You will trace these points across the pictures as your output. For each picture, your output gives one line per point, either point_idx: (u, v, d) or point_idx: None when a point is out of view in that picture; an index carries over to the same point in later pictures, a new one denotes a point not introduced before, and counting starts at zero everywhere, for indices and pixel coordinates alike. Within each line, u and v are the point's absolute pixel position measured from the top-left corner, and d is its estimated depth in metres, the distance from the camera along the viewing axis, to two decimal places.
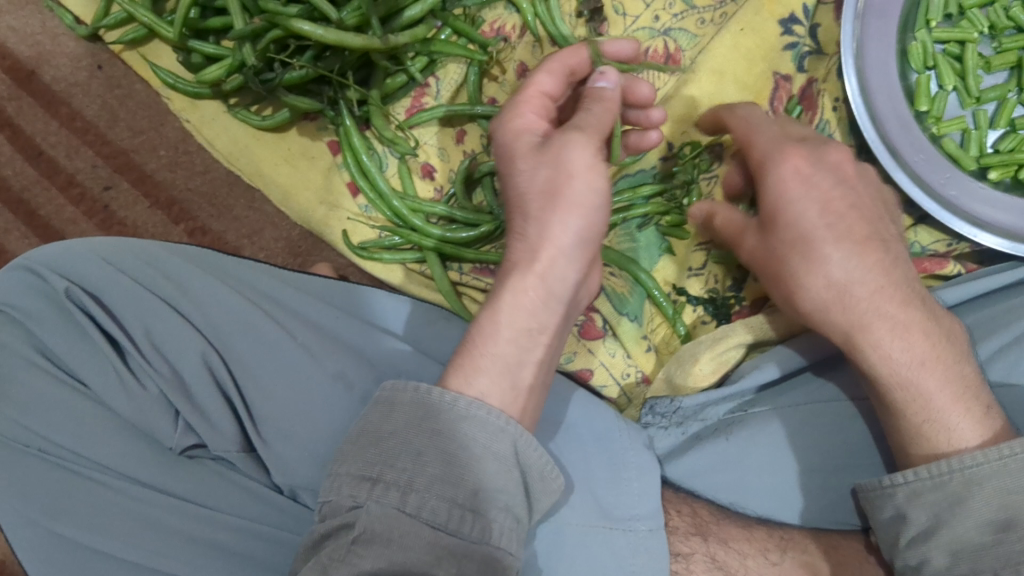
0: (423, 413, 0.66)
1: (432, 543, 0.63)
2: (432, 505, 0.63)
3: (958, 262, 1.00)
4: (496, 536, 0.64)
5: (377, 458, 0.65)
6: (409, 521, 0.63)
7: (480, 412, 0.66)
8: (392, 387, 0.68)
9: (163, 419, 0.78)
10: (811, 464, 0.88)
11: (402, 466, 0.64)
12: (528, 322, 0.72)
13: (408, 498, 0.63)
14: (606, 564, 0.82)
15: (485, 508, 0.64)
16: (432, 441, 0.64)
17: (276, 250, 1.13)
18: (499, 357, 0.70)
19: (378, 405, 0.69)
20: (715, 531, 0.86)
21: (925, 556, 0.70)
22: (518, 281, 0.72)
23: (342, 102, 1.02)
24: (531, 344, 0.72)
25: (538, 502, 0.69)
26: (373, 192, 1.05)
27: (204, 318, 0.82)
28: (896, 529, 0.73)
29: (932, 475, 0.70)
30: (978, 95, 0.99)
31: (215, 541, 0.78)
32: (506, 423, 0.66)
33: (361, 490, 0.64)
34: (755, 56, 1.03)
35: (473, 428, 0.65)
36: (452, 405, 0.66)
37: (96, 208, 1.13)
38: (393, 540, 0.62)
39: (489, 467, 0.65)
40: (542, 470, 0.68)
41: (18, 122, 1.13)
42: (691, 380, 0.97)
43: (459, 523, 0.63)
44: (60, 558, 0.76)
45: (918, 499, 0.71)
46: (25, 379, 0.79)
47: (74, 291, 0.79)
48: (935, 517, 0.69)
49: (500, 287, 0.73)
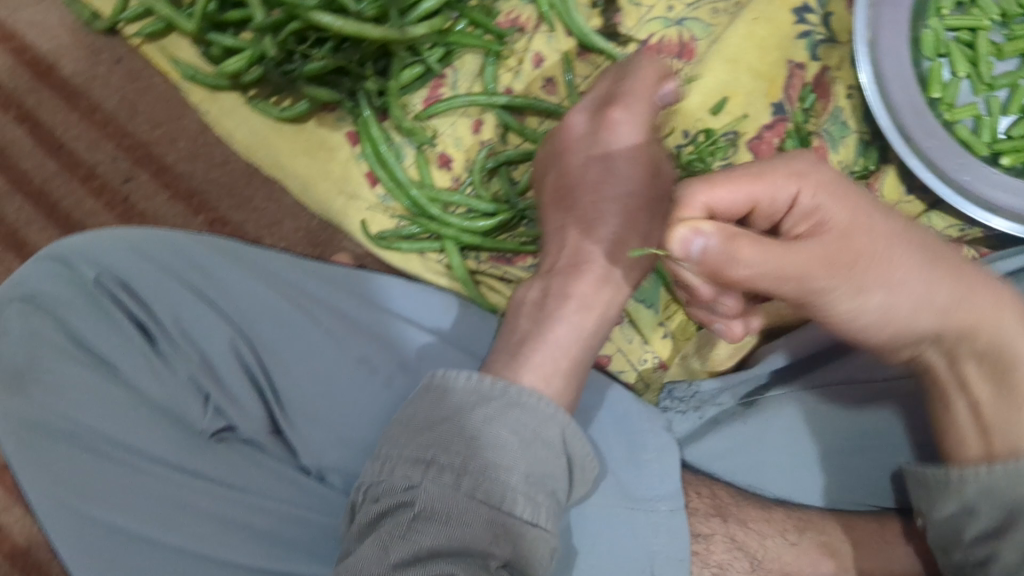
0: (477, 399, 0.67)
1: (489, 521, 0.63)
2: (485, 487, 0.64)
3: (972, 248, 1.02)
4: (542, 518, 0.65)
5: (428, 442, 0.66)
6: (466, 500, 0.63)
7: (531, 400, 0.68)
8: (443, 375, 0.69)
9: (192, 403, 0.80)
10: (829, 445, 0.89)
11: (455, 450, 0.65)
12: (586, 326, 0.77)
13: (462, 479, 0.64)
14: (627, 546, 0.83)
15: (534, 490, 0.65)
16: (483, 425, 0.66)
17: (296, 240, 1.14)
18: (563, 346, 0.76)
19: (427, 392, 0.70)
20: (735, 512, 0.87)
21: (999, 518, 0.68)
22: (577, 275, 0.78)
23: (361, 93, 1.04)
24: (592, 346, 0.78)
25: (576, 489, 0.71)
26: (391, 182, 1.06)
27: (229, 304, 0.83)
28: (954, 497, 0.72)
29: (994, 466, 0.66)
30: (990, 81, 1.01)
31: (245, 522, 0.79)
32: (555, 410, 0.68)
33: (415, 471, 0.65)
34: (768, 43, 1.04)
35: (527, 415, 0.67)
36: (505, 394, 0.68)
37: (116, 200, 1.14)
38: (452, 517, 0.63)
39: (538, 450, 0.66)
40: (583, 461, 0.70)
41: (40, 115, 1.15)
42: (709, 365, 1.00)
43: (513, 504, 0.64)
44: (94, 542, 0.76)
45: (999, 459, 0.68)
46: (56, 365, 0.79)
47: (105, 279, 0.82)
48: (1014, 479, 0.67)
49: (554, 274, 0.79)
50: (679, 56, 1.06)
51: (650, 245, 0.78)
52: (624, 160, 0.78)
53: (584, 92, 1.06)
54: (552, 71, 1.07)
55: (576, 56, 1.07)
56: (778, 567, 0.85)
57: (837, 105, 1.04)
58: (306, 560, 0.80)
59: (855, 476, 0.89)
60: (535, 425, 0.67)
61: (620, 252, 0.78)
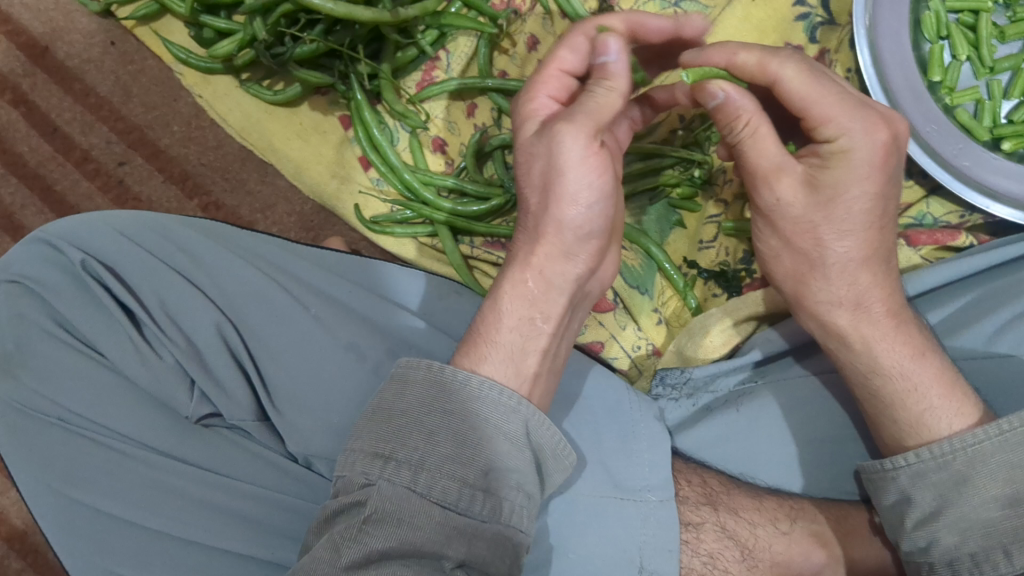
0: (437, 392, 0.67)
1: (442, 524, 0.62)
2: (442, 485, 0.63)
3: (972, 234, 1.00)
4: (506, 514, 0.65)
5: (389, 435, 0.65)
6: (420, 501, 0.63)
7: (492, 393, 0.67)
8: (405, 364, 0.69)
9: (178, 389, 0.79)
10: (824, 433, 0.88)
11: (413, 445, 0.64)
12: (512, 308, 0.73)
13: (419, 477, 0.63)
14: (618, 534, 0.82)
15: (496, 488, 0.64)
16: (445, 420, 0.65)
17: (289, 224, 1.14)
18: (502, 347, 0.72)
19: (391, 382, 0.69)
20: (726, 500, 0.86)
21: (933, 536, 0.70)
22: (512, 267, 0.75)
23: (353, 76, 1.02)
24: (522, 328, 0.73)
25: (550, 478, 0.70)
26: (385, 166, 1.05)
27: (217, 289, 0.83)
28: (899, 512, 0.73)
29: (934, 455, 0.70)
30: (991, 65, 0.99)
31: (233, 509, 0.79)
32: (517, 403, 0.68)
33: (373, 468, 0.64)
34: (766, 26, 1.03)
35: (485, 406, 0.67)
36: (464, 385, 0.67)
37: (111, 183, 1.14)
38: (403, 520, 0.62)
39: (501, 444, 0.66)
40: (555, 449, 0.69)
41: (33, 98, 1.14)
42: (702, 352, 0.97)
43: (469, 504, 0.64)
44: (80, 524, 0.77)
45: (922, 480, 0.71)
46: (43, 350, 0.80)
47: (90, 263, 0.80)
48: (940, 498, 0.70)
49: (505, 277, 0.75)
50: None
51: (600, 235, 0.74)
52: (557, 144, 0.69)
53: None
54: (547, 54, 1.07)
55: None
56: (769, 556, 0.84)
57: None
58: (293, 547, 0.80)
59: (846, 466, 0.88)
60: (496, 420, 0.66)
61: (573, 255, 0.74)
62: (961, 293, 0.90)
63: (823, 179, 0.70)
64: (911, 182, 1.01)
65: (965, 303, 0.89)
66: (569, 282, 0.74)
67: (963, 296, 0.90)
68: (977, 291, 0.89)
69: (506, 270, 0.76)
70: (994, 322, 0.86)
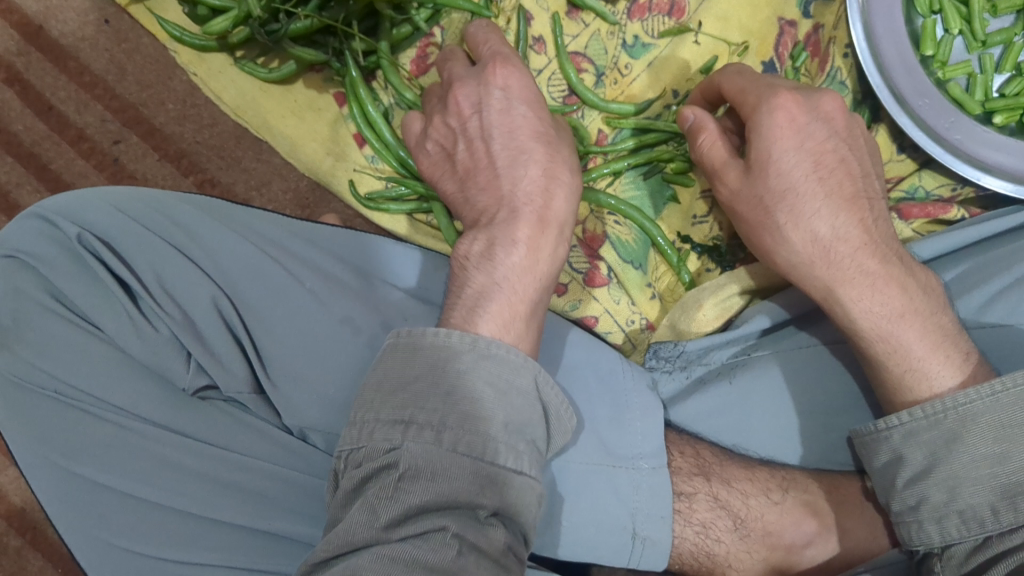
0: (446, 356, 0.67)
1: (474, 474, 0.63)
2: (466, 440, 0.64)
3: (963, 207, 1.01)
4: (526, 465, 0.65)
5: (405, 402, 0.66)
6: (449, 456, 0.63)
7: (501, 351, 0.68)
8: (409, 333, 0.69)
9: (173, 360, 0.80)
10: (813, 405, 0.89)
11: (433, 407, 0.65)
12: (537, 267, 0.76)
13: (443, 435, 0.64)
14: (611, 503, 0.84)
15: (513, 441, 0.65)
16: (457, 382, 0.66)
17: (284, 202, 1.14)
18: (531, 303, 0.75)
19: (394, 351, 0.69)
20: (718, 471, 0.87)
21: (923, 495, 0.71)
22: (520, 226, 0.77)
23: (348, 52, 1.02)
24: (543, 283, 0.77)
25: (554, 439, 0.71)
26: (379, 142, 1.06)
27: (211, 263, 0.83)
28: (891, 472, 0.73)
29: (925, 414, 0.71)
30: (983, 39, 0.99)
31: (231, 481, 0.80)
32: (524, 360, 0.68)
33: (395, 433, 0.64)
34: (760, 1, 1.04)
35: (496, 366, 0.67)
36: (474, 347, 0.67)
37: (106, 161, 1.14)
38: (438, 473, 0.62)
39: (512, 402, 0.67)
40: (558, 410, 0.70)
41: (27, 77, 1.14)
42: (694, 326, 0.97)
43: (497, 454, 0.64)
44: (78, 496, 0.78)
45: (914, 438, 0.72)
46: (40, 324, 0.80)
47: (86, 237, 0.80)
48: (931, 456, 0.71)
49: (527, 234, 0.76)
50: (669, 14, 1.05)
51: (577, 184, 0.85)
52: (503, 91, 0.82)
53: (572, 51, 1.05)
54: (539, 31, 1.06)
55: (564, 15, 1.06)
56: (761, 525, 0.86)
57: (833, 65, 1.03)
58: (291, 517, 0.81)
59: (839, 436, 0.89)
60: (508, 377, 0.67)
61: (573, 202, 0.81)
62: (951, 267, 0.90)
63: (753, 158, 0.78)
64: (903, 156, 1.02)
65: (954, 276, 0.90)
66: (554, 262, 0.79)
67: (952, 269, 0.90)
68: (972, 262, 0.90)
69: (516, 223, 0.77)
70: (984, 293, 0.87)
